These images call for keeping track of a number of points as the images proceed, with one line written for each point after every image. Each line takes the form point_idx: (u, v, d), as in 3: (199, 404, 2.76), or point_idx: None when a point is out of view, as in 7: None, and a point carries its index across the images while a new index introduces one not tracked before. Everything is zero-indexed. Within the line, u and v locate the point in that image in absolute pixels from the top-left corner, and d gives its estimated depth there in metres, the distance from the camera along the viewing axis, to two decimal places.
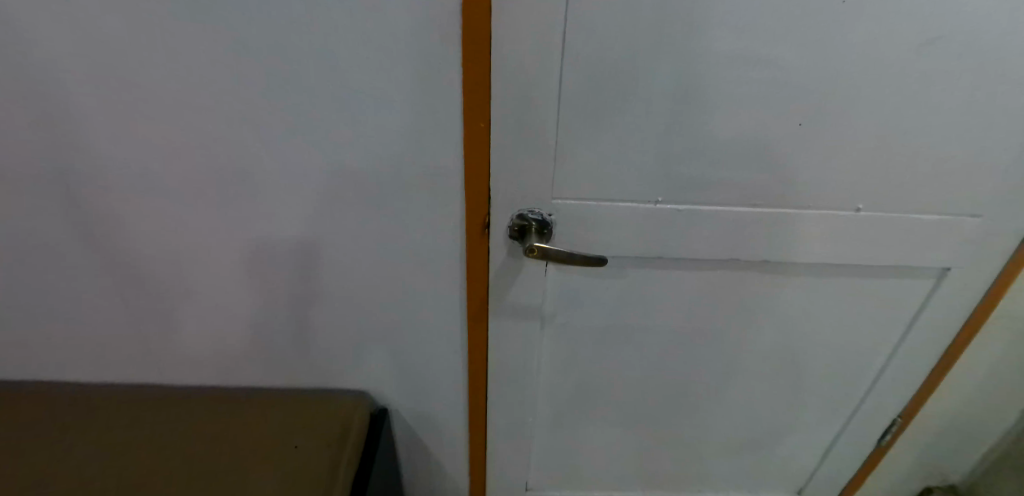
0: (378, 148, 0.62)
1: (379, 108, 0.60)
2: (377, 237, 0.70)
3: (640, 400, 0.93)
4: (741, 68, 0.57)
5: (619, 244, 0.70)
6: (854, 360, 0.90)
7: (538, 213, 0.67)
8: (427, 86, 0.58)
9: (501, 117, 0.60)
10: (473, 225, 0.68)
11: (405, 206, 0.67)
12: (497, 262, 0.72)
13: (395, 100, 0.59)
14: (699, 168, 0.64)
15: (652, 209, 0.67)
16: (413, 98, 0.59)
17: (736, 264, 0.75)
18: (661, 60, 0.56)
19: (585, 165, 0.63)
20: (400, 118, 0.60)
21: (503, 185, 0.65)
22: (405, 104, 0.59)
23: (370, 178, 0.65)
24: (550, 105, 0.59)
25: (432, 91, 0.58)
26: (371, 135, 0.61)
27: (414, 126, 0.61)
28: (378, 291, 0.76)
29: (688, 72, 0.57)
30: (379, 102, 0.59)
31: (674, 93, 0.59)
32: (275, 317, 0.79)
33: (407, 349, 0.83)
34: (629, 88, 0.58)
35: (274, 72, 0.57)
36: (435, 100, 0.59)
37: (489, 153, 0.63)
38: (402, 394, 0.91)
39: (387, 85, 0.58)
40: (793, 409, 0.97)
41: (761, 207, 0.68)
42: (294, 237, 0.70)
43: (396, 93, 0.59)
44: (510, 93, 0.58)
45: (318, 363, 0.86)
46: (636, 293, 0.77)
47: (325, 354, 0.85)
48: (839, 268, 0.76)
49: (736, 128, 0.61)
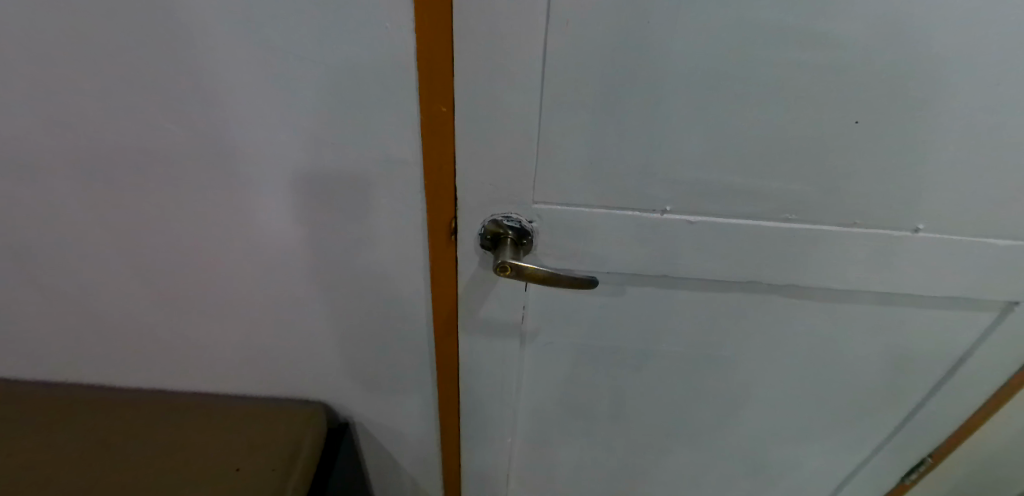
0: (317, 132, 0.49)
1: (312, 80, 0.46)
2: (326, 238, 0.58)
3: (637, 425, 0.82)
4: (788, 46, 0.42)
5: (616, 259, 0.57)
6: (888, 394, 0.77)
7: (515, 220, 0.54)
8: (373, 55, 0.44)
9: (470, 98, 0.46)
10: (437, 230, 0.55)
11: (356, 203, 0.55)
12: (467, 274, 0.59)
13: (332, 71, 0.45)
14: (723, 173, 0.50)
15: (659, 220, 0.54)
16: (356, 70, 0.45)
17: (759, 286, 0.62)
18: (681, 30, 0.42)
19: (576, 163, 0.50)
20: (342, 95, 0.47)
21: (473, 182, 0.51)
22: (345, 78, 0.46)
23: (310, 169, 0.52)
24: (533, 84, 0.45)
25: (380, 62, 0.45)
26: (305, 109, 0.48)
27: (359, 106, 0.47)
28: (332, 298, 0.65)
29: (716, 48, 0.43)
30: (312, 73, 0.46)
31: (697, 75, 0.44)
32: (224, 322, 0.69)
33: (369, 361, 0.73)
34: (637, 66, 0.44)
35: (172, 25, 0.44)
36: (383, 74, 0.45)
37: (453, 144, 0.49)
38: (366, 406, 0.80)
39: (320, 46, 0.44)
40: (810, 443, 0.86)
41: (797, 223, 0.54)
42: (235, 236, 0.59)
43: (332, 61, 0.45)
44: (480, 66, 0.45)
45: (276, 371, 0.76)
46: (636, 313, 0.65)
47: (283, 363, 0.74)
48: (885, 296, 0.63)
49: (774, 124, 0.47)
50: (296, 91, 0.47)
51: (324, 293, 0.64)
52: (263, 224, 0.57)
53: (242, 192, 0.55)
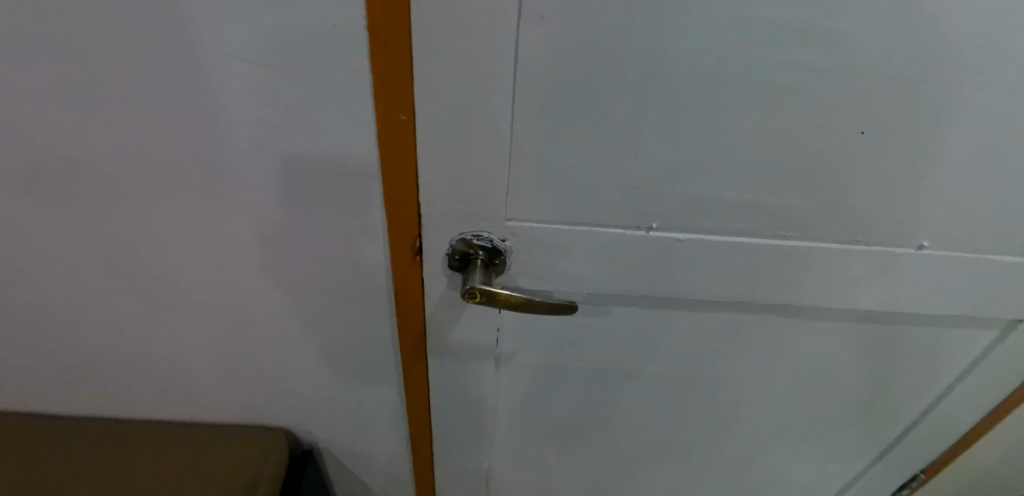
0: (259, 142, 0.43)
1: (248, 83, 0.40)
2: (279, 257, 0.52)
3: (621, 447, 0.77)
4: (794, 48, 0.37)
5: (598, 279, 0.52)
6: (883, 412, 0.74)
7: (487, 239, 0.48)
8: (318, 55, 0.38)
9: (432, 106, 0.40)
10: (401, 249, 0.50)
11: (309, 218, 0.49)
12: (435, 295, 0.54)
13: (272, 74, 0.39)
14: (715, 188, 0.46)
15: (645, 237, 0.49)
16: (299, 73, 0.39)
17: (751, 306, 0.58)
18: (674, 31, 0.36)
19: (553, 177, 0.45)
20: (285, 101, 0.41)
21: (438, 198, 0.46)
22: (288, 82, 0.40)
23: (255, 184, 0.46)
24: (503, 90, 0.40)
25: (327, 64, 0.39)
26: (242, 116, 0.42)
27: (306, 113, 0.41)
28: (290, 319, 0.59)
29: (713, 51, 0.37)
30: (248, 76, 0.39)
31: (690, 81, 0.39)
32: (171, 346, 0.63)
33: (333, 385, 0.67)
34: (623, 72, 0.38)
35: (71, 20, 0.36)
36: (333, 77, 0.39)
37: (415, 155, 0.43)
38: (331, 430, 0.75)
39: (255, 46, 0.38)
40: (802, 462, 0.83)
41: (793, 240, 0.50)
42: (176, 256, 0.52)
43: (270, 62, 0.38)
44: (442, 70, 0.39)
45: (232, 396, 0.70)
46: (620, 334, 0.60)
47: (239, 387, 0.68)
48: (883, 316, 0.60)
49: (773, 135, 0.42)
50: (230, 96, 0.40)
51: (280, 314, 0.58)
52: (206, 242, 0.51)
53: (178, 208, 0.48)
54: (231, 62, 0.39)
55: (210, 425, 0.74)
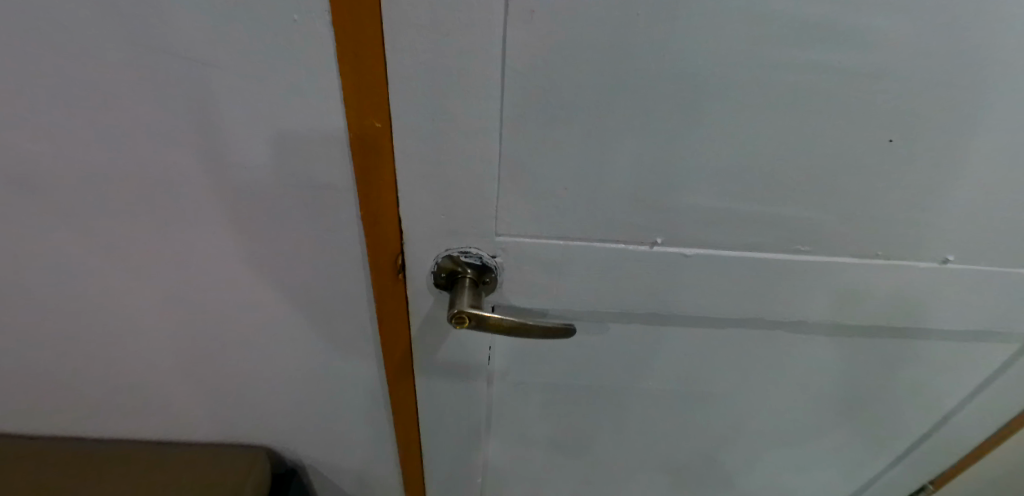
0: (221, 151, 0.39)
1: (205, 86, 0.36)
2: (251, 274, 0.48)
3: (622, 462, 0.74)
4: (814, 47, 0.33)
5: (598, 295, 0.49)
6: (895, 424, 0.71)
7: (475, 256, 0.44)
8: (279, 57, 0.34)
9: (410, 113, 0.36)
10: (381, 265, 0.45)
11: (281, 234, 0.45)
12: (420, 314, 0.49)
13: (230, 75, 0.35)
14: (725, 201, 0.42)
15: (649, 253, 0.45)
16: (260, 74, 0.35)
17: (760, 322, 0.54)
18: (682, 29, 0.32)
19: (547, 190, 0.40)
20: (248, 106, 0.36)
21: (421, 212, 0.42)
22: (249, 85, 0.35)
23: (220, 196, 0.42)
24: (490, 95, 0.35)
25: (291, 63, 0.34)
26: (200, 124, 0.37)
27: (271, 119, 0.37)
28: (266, 337, 0.55)
29: (727, 50, 0.33)
30: (205, 79, 0.35)
31: (700, 84, 0.35)
32: (142, 365, 0.59)
33: (316, 402, 0.63)
34: (625, 74, 0.34)
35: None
36: (297, 82, 0.35)
37: (393, 169, 0.39)
38: (316, 448, 0.71)
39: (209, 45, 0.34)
40: (809, 474, 0.80)
41: (809, 254, 0.46)
42: (139, 272, 0.48)
43: (226, 64, 0.34)
44: (421, 72, 0.34)
45: (211, 415, 0.66)
46: (620, 350, 0.57)
47: (217, 406, 0.64)
48: (901, 332, 0.56)
49: (790, 144, 0.38)
50: (186, 99, 0.36)
51: (255, 332, 0.54)
52: (171, 259, 0.47)
53: (139, 222, 0.44)
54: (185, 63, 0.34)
55: (190, 446, 0.70)
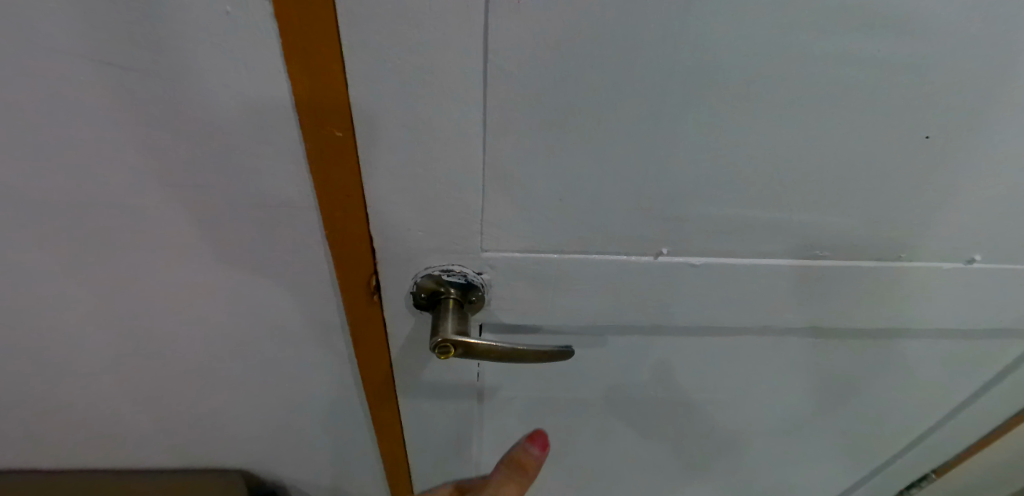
0: (157, 170, 0.33)
1: (127, 97, 0.30)
2: (210, 300, 0.43)
3: (620, 465, 0.72)
4: (852, 39, 0.29)
5: (598, 310, 0.45)
6: (902, 418, 0.70)
7: (459, 275, 0.39)
8: (212, 60, 0.28)
9: (376, 120, 0.30)
10: (353, 286, 0.40)
11: (237, 257, 0.39)
12: (401, 336, 0.45)
13: (157, 83, 0.29)
14: (740, 208, 0.38)
15: (653, 264, 0.41)
16: (193, 81, 0.29)
17: (770, 328, 0.51)
18: (702, 20, 0.27)
19: (540, 202, 0.35)
20: (182, 118, 0.30)
21: (395, 229, 0.36)
22: (181, 94, 0.29)
23: (163, 220, 0.36)
24: (471, 97, 0.30)
25: (228, 68, 0.28)
26: (128, 139, 0.31)
27: (211, 133, 0.31)
28: (231, 364, 0.50)
29: (750, 40, 0.28)
30: (128, 89, 0.29)
31: (718, 80, 0.30)
32: (98, 397, 0.53)
33: (293, 424, 0.59)
34: (631, 69, 0.29)
35: None
36: (238, 88, 0.29)
37: (360, 183, 0.34)
38: (296, 467, 0.67)
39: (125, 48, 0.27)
40: (813, 471, 0.79)
41: (828, 259, 0.43)
42: (81, 301, 0.43)
43: (150, 69, 0.28)
44: (387, 72, 0.28)
45: (180, 442, 0.61)
46: (621, 361, 0.53)
47: (184, 433, 0.59)
48: (914, 331, 0.54)
49: (815, 144, 0.34)
50: (107, 112, 0.30)
51: (219, 360, 0.49)
52: (115, 288, 0.41)
53: (73, 250, 0.38)
54: (100, 71, 0.28)
55: (163, 473, 0.66)
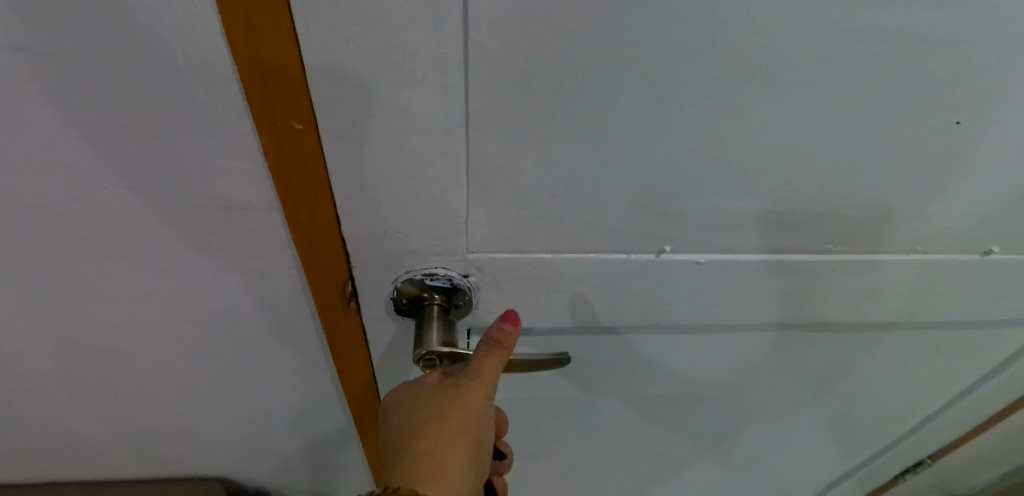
0: (90, 174, 0.29)
1: (39, 92, 0.25)
2: (172, 310, 0.39)
3: (615, 459, 0.70)
4: (889, 18, 0.26)
5: (595, 311, 0.42)
6: (902, 408, 0.68)
7: (443, 278, 0.36)
8: (143, 47, 0.23)
9: (342, 110, 0.27)
10: (326, 292, 0.37)
11: (196, 264, 0.35)
12: (382, 341, 0.42)
13: (80, 77, 0.24)
14: (751, 202, 0.35)
15: (655, 262, 0.38)
16: (123, 72, 0.24)
17: (775, 323, 0.49)
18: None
19: (532, 199, 0.32)
20: (116, 114, 0.26)
21: (368, 230, 0.33)
22: (107, 86, 0.25)
23: (107, 227, 0.32)
24: (450, 83, 0.26)
25: (159, 55, 0.24)
26: (56, 141, 0.27)
27: (153, 130, 0.27)
28: (199, 374, 0.46)
29: (774, 14, 0.25)
30: (46, 84, 0.25)
31: (734, 61, 0.27)
32: (55, 412, 0.49)
33: (272, 430, 0.56)
34: (635, 51, 0.26)
35: None
36: (178, 80, 0.25)
37: (326, 181, 0.30)
38: (279, 470, 0.64)
39: (35, 36, 0.23)
40: (810, 461, 0.77)
41: (839, 252, 0.41)
42: (27, 316, 0.39)
43: (69, 60, 0.24)
44: (350, 55, 0.24)
45: (153, 453, 0.58)
46: (618, 359, 0.51)
47: (156, 443, 0.56)
48: (921, 322, 0.52)
49: (835, 131, 0.31)
50: (25, 111, 0.26)
51: (186, 370, 0.46)
52: (61, 300, 0.37)
53: (11, 263, 0.34)
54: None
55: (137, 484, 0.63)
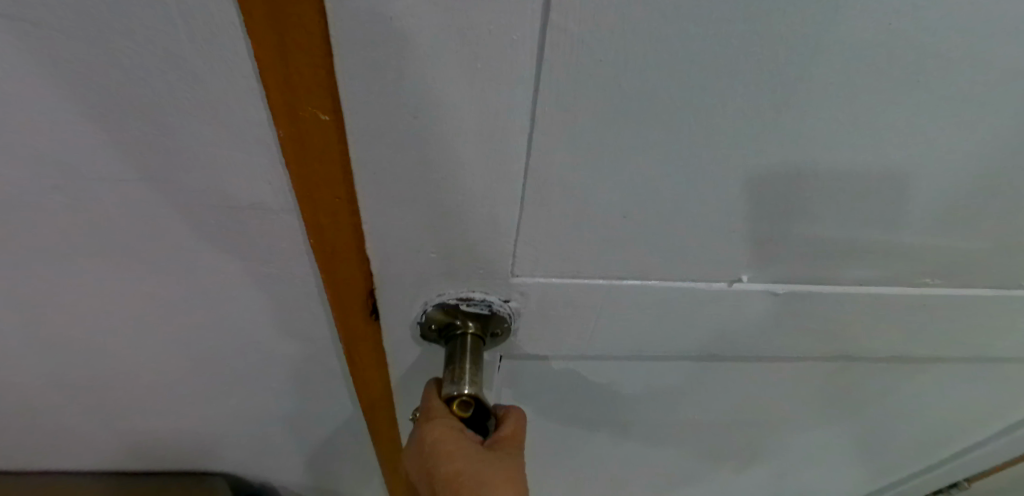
0: (75, 174, 0.24)
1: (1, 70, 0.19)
2: (181, 319, 0.35)
3: (639, 476, 0.66)
4: None
5: (649, 339, 0.37)
6: (952, 436, 0.64)
7: (480, 304, 0.31)
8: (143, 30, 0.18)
9: (375, 107, 0.21)
10: (345, 309, 0.32)
11: (208, 272, 0.31)
12: (404, 363, 0.37)
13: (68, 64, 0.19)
14: (846, 229, 0.30)
15: (726, 293, 0.33)
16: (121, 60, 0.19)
17: (841, 355, 0.44)
18: None
19: (597, 220, 0.27)
20: (115, 110, 0.21)
21: (397, 248, 0.28)
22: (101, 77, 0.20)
23: (109, 232, 0.27)
24: (517, 78, 0.20)
25: (163, 39, 0.18)
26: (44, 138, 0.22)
27: (159, 129, 0.22)
28: (203, 380, 0.42)
29: (951, 7, 0.19)
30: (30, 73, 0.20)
31: (882, 65, 0.21)
32: (49, 411, 0.46)
33: (283, 433, 0.52)
34: (754, 55, 0.20)
35: None
36: (185, 69, 0.19)
37: (351, 188, 0.25)
38: (285, 470, 0.61)
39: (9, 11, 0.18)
40: (839, 482, 0.73)
41: (934, 286, 0.36)
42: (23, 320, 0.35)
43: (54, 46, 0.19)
44: (393, 37, 0.19)
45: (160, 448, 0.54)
46: (659, 386, 0.46)
47: (161, 441, 0.52)
48: (992, 357, 0.47)
49: (968, 149, 0.26)
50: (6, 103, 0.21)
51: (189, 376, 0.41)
52: (56, 303, 0.33)
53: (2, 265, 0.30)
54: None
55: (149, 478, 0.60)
